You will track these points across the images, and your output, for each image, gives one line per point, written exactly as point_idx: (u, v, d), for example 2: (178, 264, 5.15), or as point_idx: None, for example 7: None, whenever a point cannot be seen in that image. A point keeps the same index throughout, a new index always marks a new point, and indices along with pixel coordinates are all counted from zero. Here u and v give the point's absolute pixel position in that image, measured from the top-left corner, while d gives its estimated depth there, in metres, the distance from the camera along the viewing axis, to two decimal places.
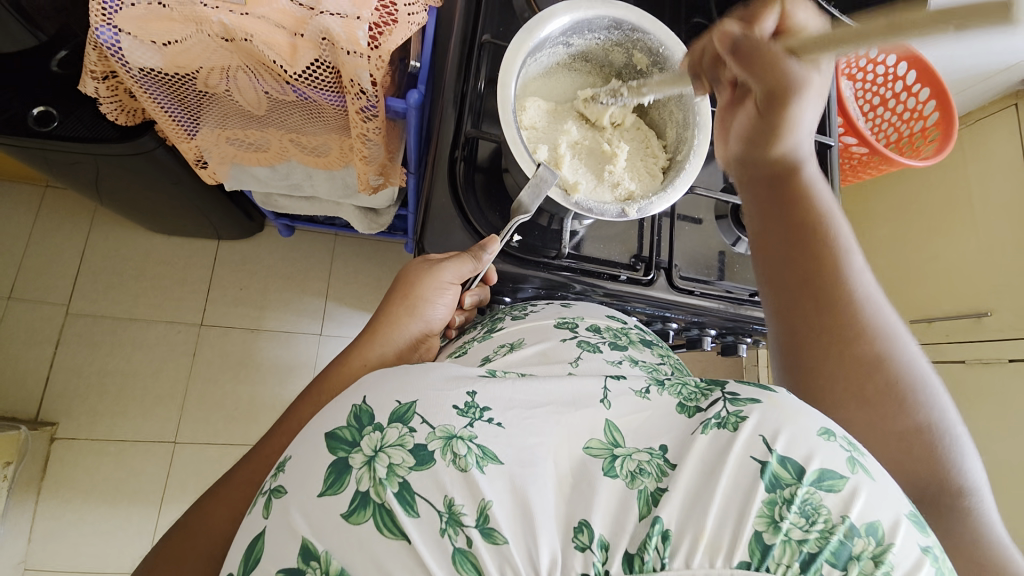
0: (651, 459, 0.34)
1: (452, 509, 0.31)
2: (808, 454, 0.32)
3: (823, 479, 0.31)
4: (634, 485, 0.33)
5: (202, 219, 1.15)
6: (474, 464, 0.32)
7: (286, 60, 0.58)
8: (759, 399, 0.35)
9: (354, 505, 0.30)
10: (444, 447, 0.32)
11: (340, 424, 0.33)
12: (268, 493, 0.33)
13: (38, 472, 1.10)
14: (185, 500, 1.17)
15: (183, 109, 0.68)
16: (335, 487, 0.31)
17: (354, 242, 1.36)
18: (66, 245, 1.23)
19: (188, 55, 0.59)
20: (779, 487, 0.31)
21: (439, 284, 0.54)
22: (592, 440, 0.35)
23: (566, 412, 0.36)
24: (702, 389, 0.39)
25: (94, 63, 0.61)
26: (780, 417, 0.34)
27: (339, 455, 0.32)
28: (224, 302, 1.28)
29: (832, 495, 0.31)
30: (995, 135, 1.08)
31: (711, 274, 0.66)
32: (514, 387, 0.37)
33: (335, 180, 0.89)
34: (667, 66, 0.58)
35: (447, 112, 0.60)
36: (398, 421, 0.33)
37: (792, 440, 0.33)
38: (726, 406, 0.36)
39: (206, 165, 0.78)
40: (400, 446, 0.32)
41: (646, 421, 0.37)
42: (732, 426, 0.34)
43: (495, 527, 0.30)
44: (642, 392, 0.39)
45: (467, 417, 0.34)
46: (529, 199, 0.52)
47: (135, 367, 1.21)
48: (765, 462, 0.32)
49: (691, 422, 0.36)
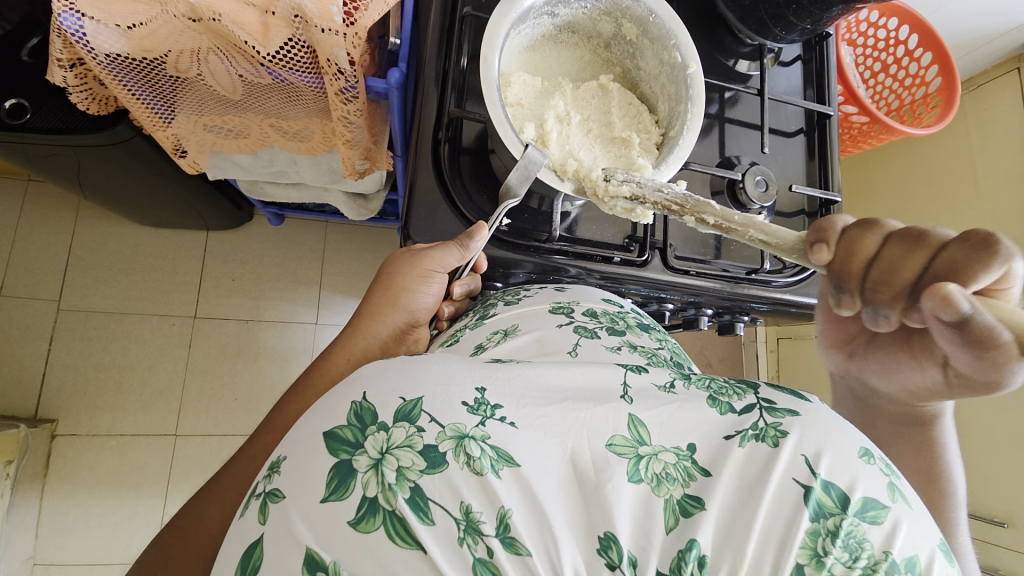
0: (677, 460, 0.33)
1: (469, 517, 0.30)
2: (852, 482, 0.31)
3: (867, 510, 0.31)
4: (660, 491, 0.32)
5: (189, 210, 1.12)
6: (489, 467, 0.31)
7: (258, 40, 0.55)
8: (797, 412, 0.35)
9: (362, 514, 0.29)
10: (456, 449, 0.31)
11: (341, 423, 0.32)
12: (263, 496, 0.32)
13: (41, 468, 1.11)
14: (189, 491, 1.18)
15: (156, 96, 0.65)
16: (340, 492, 0.30)
17: (346, 228, 1.34)
18: (53, 240, 1.20)
19: (155, 37, 0.56)
20: (823, 517, 0.31)
21: (424, 272, 0.53)
22: (617, 436, 0.34)
23: (584, 409, 0.35)
24: (733, 388, 0.38)
25: (59, 51, 0.58)
26: (820, 436, 0.33)
27: (342, 458, 0.31)
28: (218, 293, 1.26)
29: (876, 529, 0.30)
30: (1000, 101, 1.04)
31: (707, 253, 0.64)
32: (526, 381, 0.37)
33: (321, 166, 0.86)
34: (658, 36, 0.55)
35: (428, 91, 0.57)
36: (406, 420, 0.32)
37: (834, 464, 0.32)
38: (763, 417, 0.35)
39: (185, 154, 0.76)
40: (408, 448, 0.31)
41: (674, 415, 0.35)
42: (772, 440, 0.34)
43: (516, 537, 0.30)
44: (667, 387, 0.38)
45: (479, 415, 0.33)
46: (517, 184, 0.50)
47: (131, 362, 1.20)
48: (809, 486, 0.31)
49: (726, 422, 0.35)
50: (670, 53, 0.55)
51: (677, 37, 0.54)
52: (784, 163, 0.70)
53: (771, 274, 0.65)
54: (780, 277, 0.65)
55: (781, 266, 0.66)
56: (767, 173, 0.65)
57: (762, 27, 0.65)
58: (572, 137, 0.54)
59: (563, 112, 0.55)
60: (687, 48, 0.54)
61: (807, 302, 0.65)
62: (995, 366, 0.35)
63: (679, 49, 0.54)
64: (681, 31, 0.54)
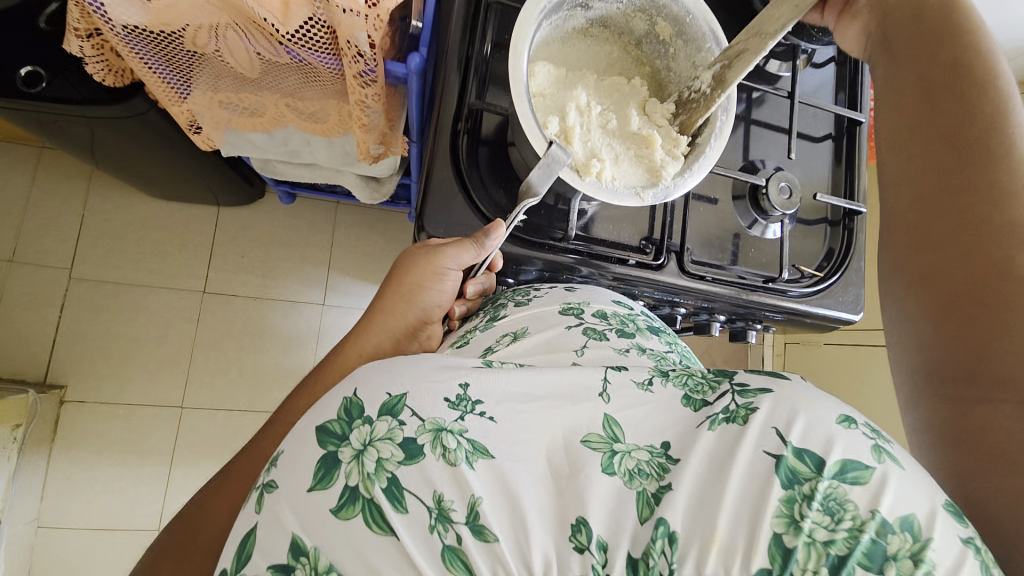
0: (651, 458, 0.33)
1: (441, 505, 0.30)
2: (828, 445, 0.30)
3: (846, 471, 0.29)
4: (632, 484, 0.32)
5: (201, 185, 1.12)
6: (464, 459, 0.31)
7: (278, 19, 0.54)
8: (770, 389, 0.34)
9: (344, 501, 0.30)
10: (433, 441, 0.31)
11: (331, 418, 0.32)
12: (261, 488, 0.32)
13: (49, 432, 1.13)
14: (193, 462, 1.20)
15: (173, 70, 0.64)
16: (325, 481, 0.30)
17: (357, 210, 1.33)
18: (65, 209, 1.21)
19: (173, 11, 0.54)
20: (797, 483, 0.29)
21: (439, 271, 0.52)
22: (591, 434, 0.34)
23: (561, 407, 0.35)
24: (708, 381, 0.37)
25: (77, 20, 0.57)
26: (795, 404, 0.32)
27: (329, 450, 0.31)
28: (226, 269, 1.27)
29: (859, 489, 0.29)
30: None
31: (723, 258, 0.63)
32: (510, 381, 0.36)
33: (335, 148, 0.85)
34: (693, 37, 0.54)
35: (450, 79, 0.56)
36: (389, 414, 0.32)
37: (808, 429, 0.31)
38: (734, 399, 0.34)
39: (200, 130, 0.75)
40: (389, 440, 0.31)
41: (648, 415, 0.35)
42: (741, 419, 0.33)
43: (486, 525, 0.30)
44: (645, 384, 0.37)
45: (459, 410, 0.33)
46: (539, 180, 0.49)
47: (139, 333, 1.22)
48: (780, 455, 0.30)
49: (697, 415, 0.35)
50: (704, 56, 0.54)
51: (713, 42, 0.53)
52: (810, 168, 0.68)
53: (788, 283, 0.63)
54: (796, 286, 0.63)
55: (799, 275, 0.65)
56: (792, 180, 0.63)
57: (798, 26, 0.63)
58: (595, 133, 0.53)
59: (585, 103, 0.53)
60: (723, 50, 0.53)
61: (823, 313, 0.64)
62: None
63: (714, 51, 0.54)
64: (719, 32, 0.53)
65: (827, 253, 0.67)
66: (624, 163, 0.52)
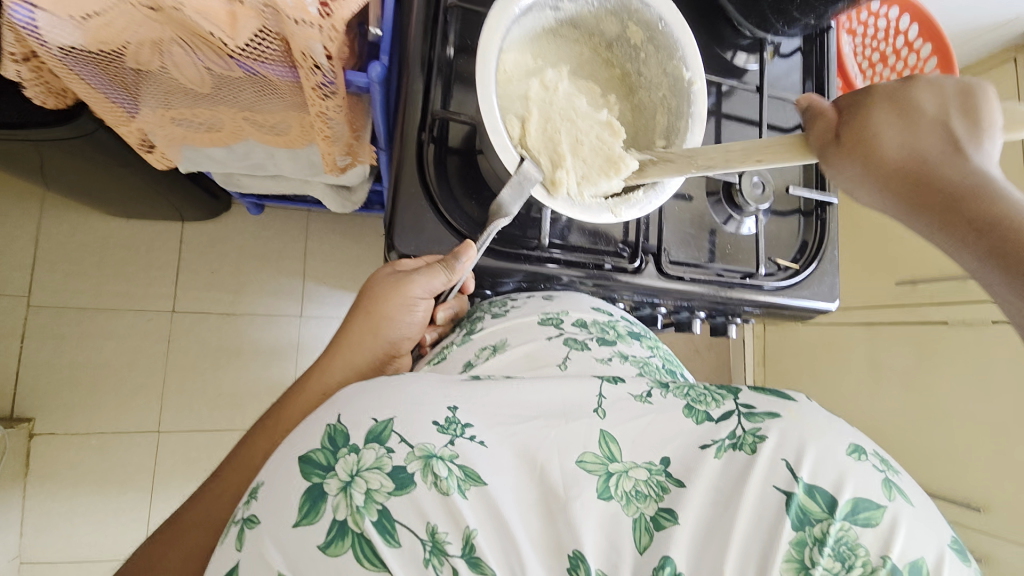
0: (650, 476, 0.33)
1: (435, 538, 0.30)
2: (838, 482, 0.30)
3: (858, 511, 0.29)
4: (630, 510, 0.32)
5: (161, 201, 1.07)
6: (456, 487, 0.31)
7: (226, 32, 0.51)
8: (778, 413, 0.34)
9: (332, 537, 0.29)
10: (424, 469, 0.31)
11: (314, 447, 0.31)
12: (240, 523, 0.31)
13: (21, 468, 1.09)
14: (176, 487, 1.17)
15: (119, 89, 0.60)
16: (310, 516, 0.29)
17: (329, 218, 1.30)
18: (17, 231, 1.14)
19: (111, 29, 0.51)
20: (808, 524, 0.30)
21: (407, 301, 0.50)
22: (587, 454, 0.33)
23: (557, 425, 0.34)
24: (712, 393, 0.37)
25: (10, 45, 0.52)
26: (803, 434, 0.32)
27: (313, 482, 0.30)
28: (197, 286, 1.22)
29: (869, 531, 0.29)
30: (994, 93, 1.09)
31: (700, 256, 0.63)
32: (499, 400, 0.36)
33: (299, 159, 0.82)
34: (664, 44, 0.53)
35: (415, 86, 0.53)
36: (376, 442, 0.31)
37: (819, 464, 0.31)
38: (741, 423, 0.34)
39: (153, 148, 0.71)
40: (378, 470, 0.31)
41: (647, 430, 0.35)
42: (749, 447, 0.33)
43: (482, 557, 0.30)
44: (642, 396, 0.37)
45: (449, 434, 0.32)
46: (510, 200, 0.48)
47: (109, 358, 1.17)
48: (791, 493, 0.30)
49: (702, 432, 0.34)
50: (675, 64, 0.53)
51: (685, 48, 0.52)
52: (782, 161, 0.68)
53: (764, 277, 0.64)
54: (771, 280, 0.64)
55: (774, 269, 0.65)
56: (765, 174, 0.63)
57: (764, 21, 0.62)
58: (558, 117, 0.51)
59: (550, 81, 0.53)
60: (693, 61, 0.52)
61: (800, 304, 0.65)
62: (877, 131, 0.34)
63: (685, 61, 0.52)
64: (689, 42, 0.52)
65: (801, 246, 0.67)
66: (585, 150, 0.50)
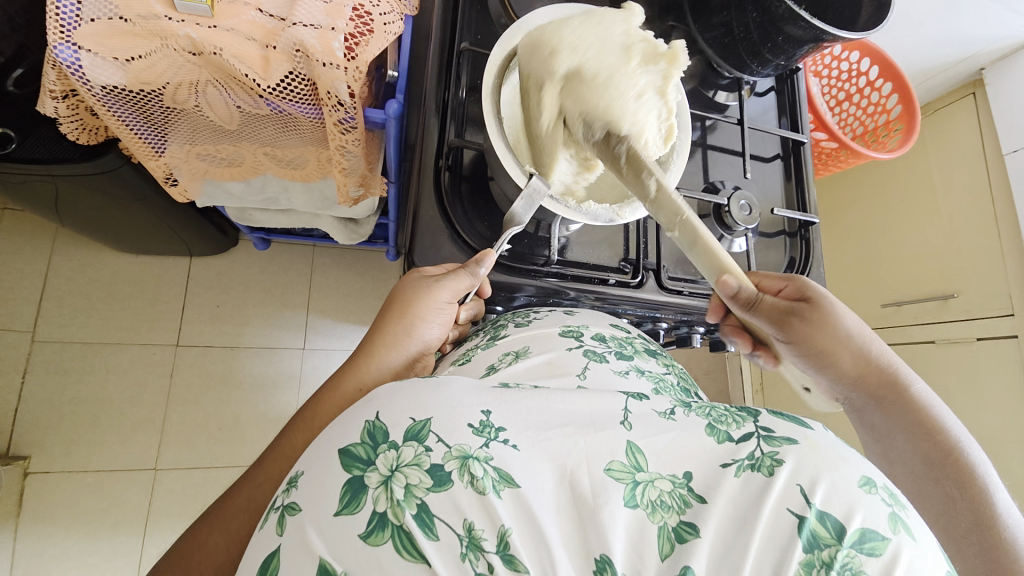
0: (673, 488, 0.34)
1: (471, 534, 0.31)
2: (848, 511, 0.31)
3: (865, 541, 0.31)
4: (655, 518, 0.33)
5: (173, 236, 1.10)
6: (491, 487, 0.32)
7: (259, 73, 0.56)
8: (795, 440, 0.35)
9: (372, 527, 0.30)
10: (460, 468, 0.32)
11: (355, 441, 0.32)
12: (280, 509, 0.32)
13: (13, 508, 1.05)
14: (169, 529, 1.13)
15: (149, 125, 0.64)
16: (352, 506, 0.30)
17: (333, 252, 1.33)
18: (27, 268, 1.16)
19: (153, 70, 0.56)
20: (817, 548, 0.31)
21: (437, 304, 0.53)
22: (614, 462, 0.34)
23: (586, 433, 0.35)
24: (733, 415, 0.39)
25: (53, 83, 0.57)
26: (819, 463, 0.34)
27: (355, 473, 0.31)
28: (201, 320, 1.24)
29: (874, 560, 0.30)
30: (956, 123, 1.19)
31: (696, 273, 0.67)
32: (531, 406, 0.37)
33: (313, 192, 0.87)
34: None
35: (429, 121, 0.59)
36: (414, 439, 0.32)
37: (831, 492, 0.32)
38: (760, 446, 0.35)
39: (176, 183, 0.75)
40: (417, 466, 0.31)
41: (672, 443, 0.36)
42: (766, 469, 0.34)
43: (516, 554, 0.30)
44: (667, 413, 0.39)
45: (483, 436, 0.33)
46: (522, 211, 0.51)
47: (110, 393, 1.16)
48: (803, 517, 0.32)
49: (722, 450, 0.36)
50: None
51: None
52: (764, 185, 0.75)
53: None
54: None
55: None
56: (751, 198, 0.68)
57: (740, 62, 0.69)
58: (610, 65, 0.50)
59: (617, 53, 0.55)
60: None
61: None
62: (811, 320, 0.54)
63: None
64: None
65: (789, 262, 0.72)
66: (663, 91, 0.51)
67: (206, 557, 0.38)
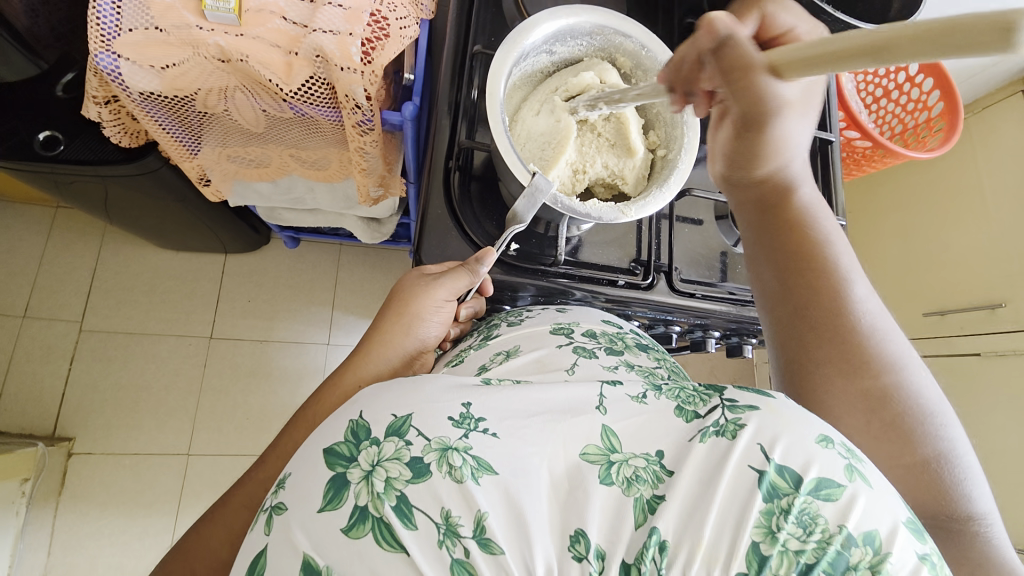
0: (648, 464, 0.34)
1: (449, 521, 0.31)
2: (806, 463, 0.31)
3: (821, 488, 0.31)
4: (631, 492, 0.32)
5: (209, 234, 1.16)
6: (469, 475, 0.32)
7: (281, 78, 0.59)
8: (758, 406, 0.35)
9: (353, 520, 0.30)
10: (439, 459, 0.32)
11: (338, 440, 0.33)
12: (269, 510, 0.33)
13: (57, 485, 1.13)
14: (197, 511, 1.18)
15: (184, 129, 0.68)
16: (334, 502, 0.31)
17: (359, 251, 1.37)
18: (78, 262, 1.25)
19: (186, 78, 0.60)
20: (776, 498, 0.31)
21: (435, 303, 0.54)
22: (590, 446, 0.34)
23: (563, 420, 0.35)
24: (700, 393, 0.38)
25: (95, 89, 0.62)
26: (778, 425, 0.33)
27: (338, 471, 0.32)
28: (233, 314, 1.30)
29: (830, 505, 0.30)
30: (1007, 124, 1.12)
31: (712, 276, 0.65)
32: (511, 397, 0.36)
33: (337, 193, 0.90)
34: (652, 69, 0.58)
35: (441, 122, 0.60)
36: (395, 435, 0.33)
37: (789, 448, 0.32)
38: (724, 413, 0.35)
39: (209, 183, 0.79)
40: (397, 459, 0.32)
41: (642, 426, 0.36)
42: (730, 434, 0.34)
43: (492, 538, 0.30)
44: (639, 397, 0.38)
45: (462, 428, 0.34)
46: (524, 209, 0.52)
47: (147, 381, 1.23)
48: (763, 471, 0.32)
49: (690, 427, 0.35)
50: None
51: None
52: None
53: None
54: None
55: None
56: None
57: None
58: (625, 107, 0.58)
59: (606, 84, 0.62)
60: None
61: None
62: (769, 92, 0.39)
63: None
64: None
65: None
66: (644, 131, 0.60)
67: (214, 538, 0.41)
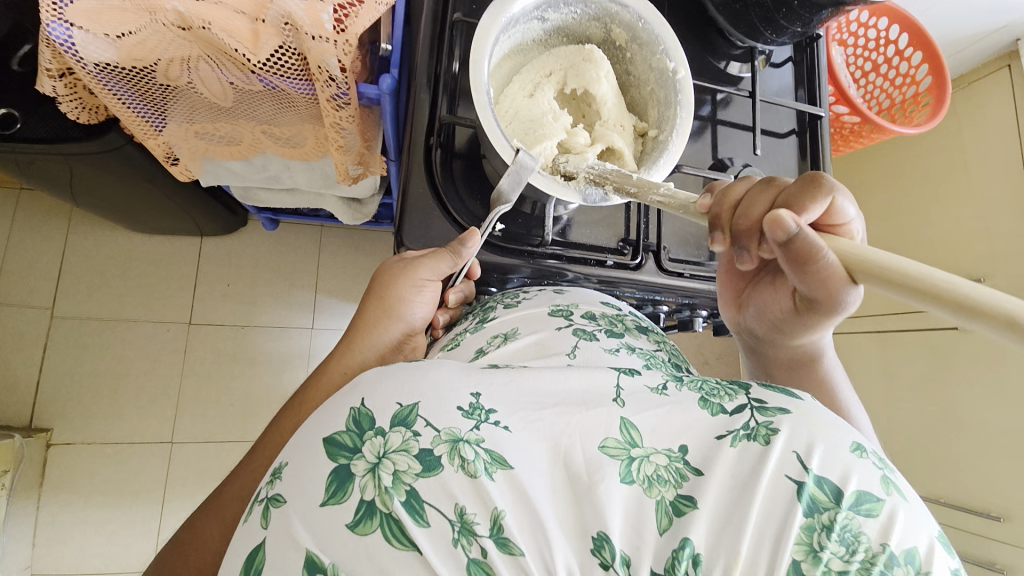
0: (669, 462, 0.33)
1: (463, 518, 0.30)
2: (845, 475, 0.31)
3: (861, 502, 0.31)
4: (652, 492, 0.32)
5: (182, 216, 1.12)
6: (483, 469, 0.31)
7: (248, 48, 0.55)
8: (788, 409, 0.35)
9: (360, 516, 0.29)
10: (450, 452, 0.31)
11: (340, 429, 0.32)
12: (265, 502, 0.31)
13: (38, 477, 1.11)
14: (186, 498, 1.18)
15: (148, 105, 0.64)
16: (338, 496, 0.30)
17: (341, 231, 1.34)
18: (46, 246, 1.19)
19: (144, 47, 0.55)
20: (817, 512, 0.31)
21: (416, 282, 0.52)
22: (609, 439, 0.33)
23: (577, 412, 0.35)
24: (725, 388, 0.38)
25: (48, 61, 0.56)
26: (812, 431, 0.33)
27: (340, 463, 0.30)
28: (213, 298, 1.26)
29: (871, 521, 0.30)
30: (991, 99, 1.12)
31: (701, 255, 0.64)
32: (520, 388, 0.36)
33: (314, 171, 0.86)
34: (647, 41, 0.56)
35: (421, 96, 0.57)
36: (402, 425, 0.32)
37: (825, 458, 0.32)
38: (753, 416, 0.35)
39: (177, 162, 0.75)
40: (405, 452, 0.31)
41: (663, 419, 0.35)
42: (762, 438, 0.33)
43: (510, 537, 0.30)
44: (658, 389, 0.38)
45: (473, 419, 0.33)
46: (509, 188, 0.50)
47: (126, 369, 1.20)
48: (802, 482, 0.31)
49: (717, 423, 0.35)
50: (659, 59, 0.56)
51: (665, 42, 0.55)
52: (777, 162, 0.71)
53: None
54: None
55: None
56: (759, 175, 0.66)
57: (753, 30, 0.65)
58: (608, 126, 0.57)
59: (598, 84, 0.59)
60: (676, 53, 0.54)
61: None
62: (836, 290, 0.38)
63: (668, 54, 0.55)
64: (671, 36, 0.54)
65: None
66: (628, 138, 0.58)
67: (203, 536, 0.39)
